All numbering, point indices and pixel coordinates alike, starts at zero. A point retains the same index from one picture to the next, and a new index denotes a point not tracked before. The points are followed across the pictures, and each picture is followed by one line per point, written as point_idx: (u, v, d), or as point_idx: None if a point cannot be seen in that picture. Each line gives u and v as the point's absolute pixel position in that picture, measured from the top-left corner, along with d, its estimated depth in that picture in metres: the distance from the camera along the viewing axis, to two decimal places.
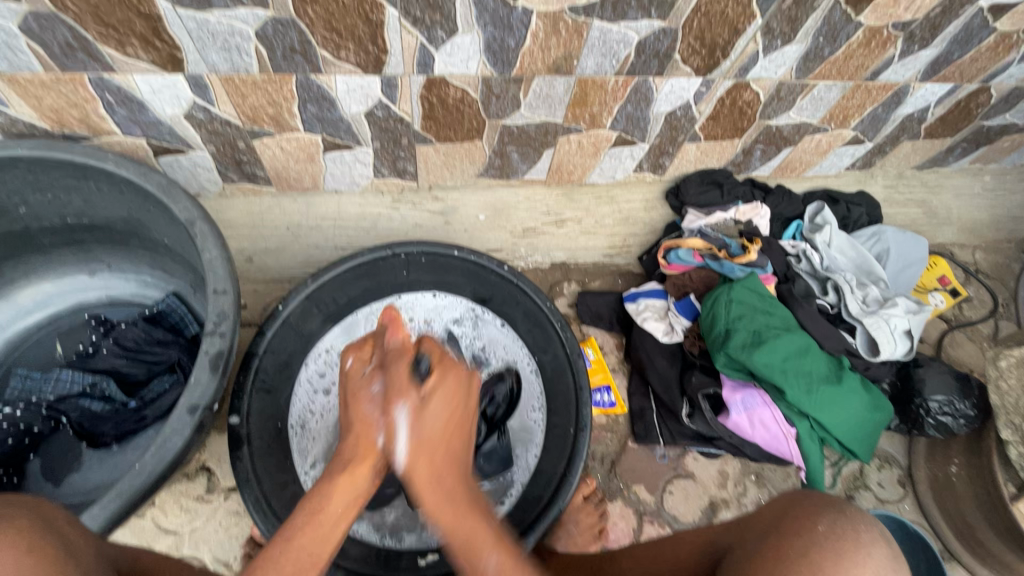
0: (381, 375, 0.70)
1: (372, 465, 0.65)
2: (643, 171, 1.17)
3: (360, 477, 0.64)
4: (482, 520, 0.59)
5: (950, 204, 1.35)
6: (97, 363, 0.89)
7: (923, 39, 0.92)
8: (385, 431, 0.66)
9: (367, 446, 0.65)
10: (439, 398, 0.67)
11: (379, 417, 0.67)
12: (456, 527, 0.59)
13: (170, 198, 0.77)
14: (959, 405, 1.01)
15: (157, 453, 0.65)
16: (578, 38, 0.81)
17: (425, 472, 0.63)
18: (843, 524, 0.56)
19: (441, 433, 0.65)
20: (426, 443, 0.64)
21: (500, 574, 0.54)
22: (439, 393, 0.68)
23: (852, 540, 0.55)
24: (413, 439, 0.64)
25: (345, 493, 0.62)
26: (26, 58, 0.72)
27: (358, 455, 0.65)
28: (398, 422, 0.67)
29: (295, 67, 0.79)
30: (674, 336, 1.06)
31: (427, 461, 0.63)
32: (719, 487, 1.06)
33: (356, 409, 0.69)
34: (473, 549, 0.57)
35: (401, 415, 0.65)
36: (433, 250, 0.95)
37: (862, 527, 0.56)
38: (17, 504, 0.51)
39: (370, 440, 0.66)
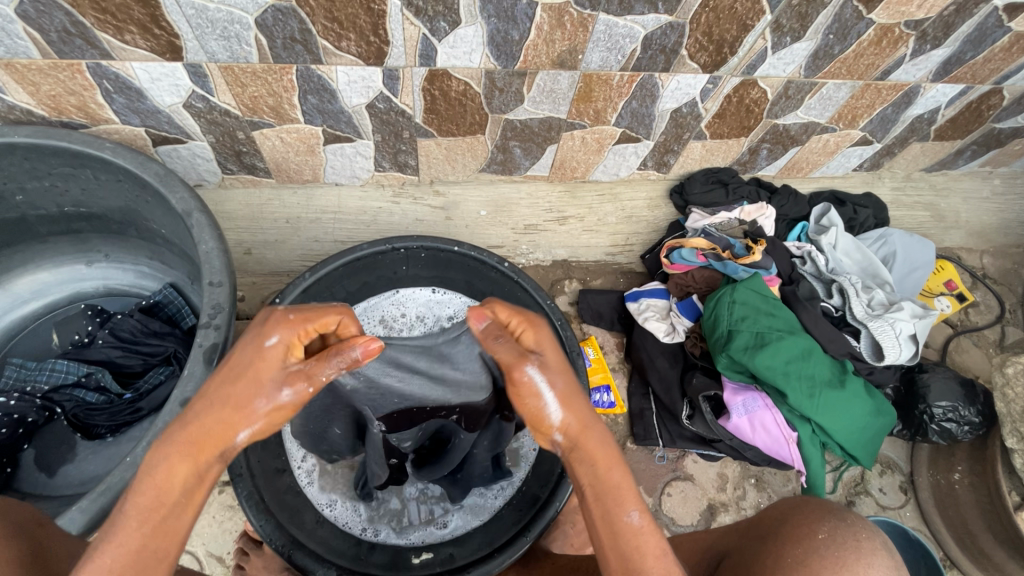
0: (299, 384, 0.52)
1: (213, 458, 0.51)
2: (647, 169, 1.16)
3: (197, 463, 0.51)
4: (614, 466, 0.57)
5: (958, 208, 1.34)
6: (92, 353, 0.88)
7: (936, 39, 0.90)
8: (253, 429, 0.52)
9: (225, 437, 0.51)
10: (548, 348, 0.59)
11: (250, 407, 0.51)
12: (600, 465, 0.56)
13: (167, 188, 0.76)
14: (964, 412, 1.01)
15: (150, 445, 0.64)
16: (583, 32, 0.79)
17: (576, 417, 0.58)
18: (843, 532, 0.54)
19: (570, 377, 0.59)
20: (569, 388, 0.59)
21: (644, 528, 0.54)
22: (549, 349, 0.59)
23: (851, 549, 0.53)
24: (557, 389, 0.57)
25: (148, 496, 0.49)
26: (23, 44, 0.71)
27: (207, 438, 0.51)
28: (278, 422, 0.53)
29: (296, 57, 0.77)
30: (676, 336, 1.04)
31: (573, 404, 0.58)
32: (718, 490, 1.05)
33: (237, 381, 0.51)
34: (619, 491, 0.55)
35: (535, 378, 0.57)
36: (433, 246, 0.91)
37: (863, 535, 0.54)
38: None
39: (230, 431, 0.51)
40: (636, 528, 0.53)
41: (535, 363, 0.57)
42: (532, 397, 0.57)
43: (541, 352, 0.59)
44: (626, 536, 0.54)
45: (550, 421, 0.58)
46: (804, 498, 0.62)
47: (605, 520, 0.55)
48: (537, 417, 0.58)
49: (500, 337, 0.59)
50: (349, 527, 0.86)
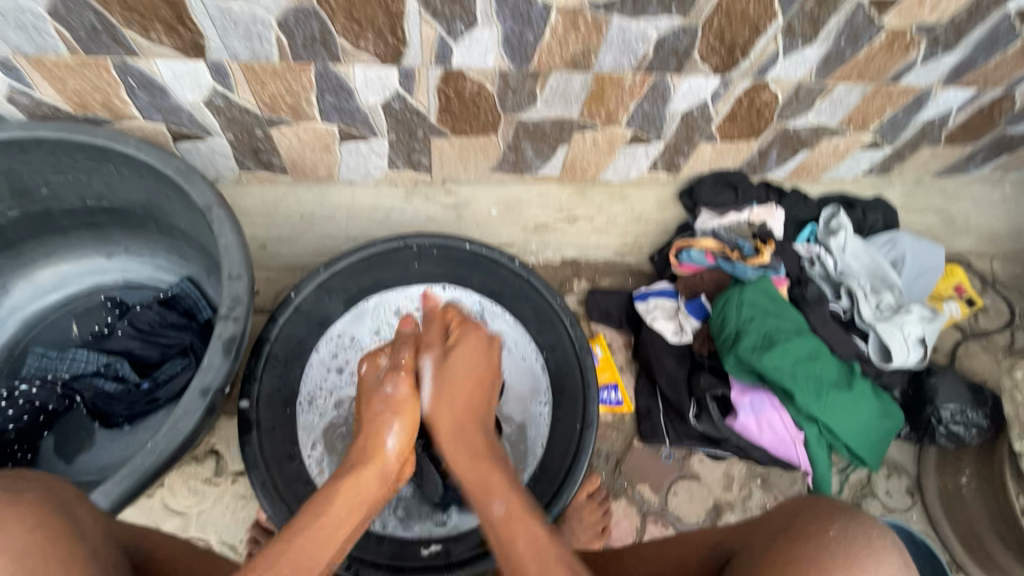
0: (395, 376, 0.78)
1: (380, 469, 0.70)
2: (657, 170, 1.17)
3: (366, 478, 0.68)
4: (492, 466, 0.69)
5: (968, 213, 1.34)
6: (112, 344, 0.90)
7: (948, 43, 0.90)
8: (396, 431, 0.73)
9: (378, 447, 0.72)
10: (460, 356, 0.80)
11: (388, 419, 0.75)
12: (476, 482, 0.68)
13: (189, 183, 0.78)
14: (972, 415, 1.01)
15: (170, 431, 0.66)
16: (597, 34, 0.80)
17: (441, 414, 0.76)
18: (854, 529, 0.55)
19: (468, 396, 0.78)
20: (448, 394, 0.77)
21: (506, 517, 0.63)
22: (461, 351, 0.80)
23: (862, 546, 0.54)
24: (438, 386, 0.77)
25: (351, 495, 0.65)
26: (52, 41, 0.73)
27: (369, 454, 0.71)
28: (408, 425, 0.75)
29: (315, 56, 0.79)
30: (684, 336, 1.05)
31: (443, 403, 0.76)
32: (724, 489, 1.05)
33: (369, 410, 0.76)
34: (488, 487, 0.67)
35: (427, 365, 0.79)
36: (445, 243, 0.95)
37: (874, 533, 0.55)
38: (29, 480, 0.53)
39: (380, 440, 0.72)
40: (498, 517, 0.63)
41: (433, 355, 0.79)
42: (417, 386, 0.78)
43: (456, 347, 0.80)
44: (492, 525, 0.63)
45: (422, 410, 0.77)
46: (815, 498, 0.62)
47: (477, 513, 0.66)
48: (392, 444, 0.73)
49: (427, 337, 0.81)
50: None
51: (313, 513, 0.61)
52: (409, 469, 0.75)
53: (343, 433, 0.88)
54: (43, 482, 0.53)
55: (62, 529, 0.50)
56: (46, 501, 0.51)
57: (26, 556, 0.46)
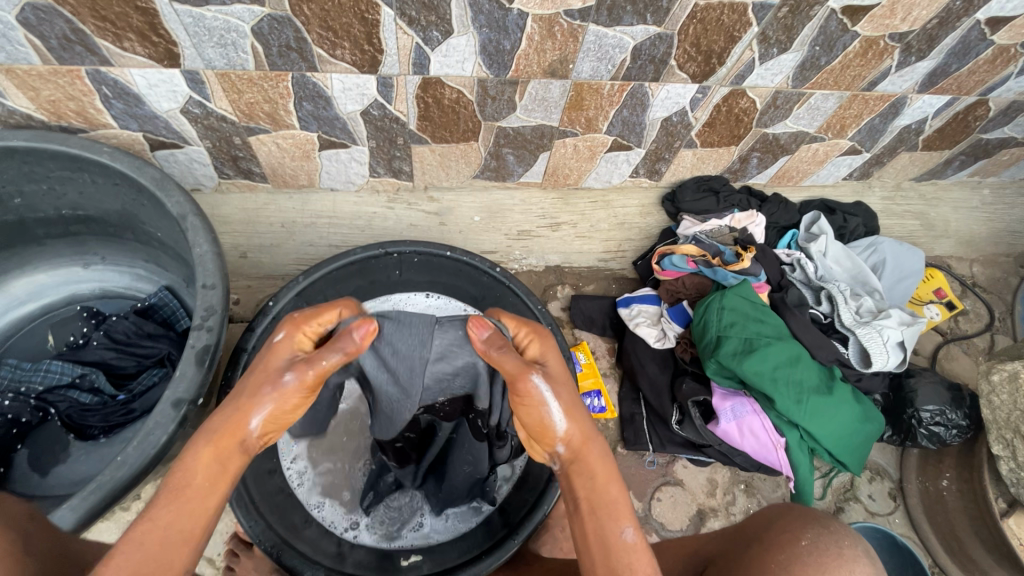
0: (300, 367, 0.56)
1: (234, 447, 0.56)
2: (640, 176, 1.18)
3: (224, 454, 0.56)
4: (613, 481, 0.59)
5: (947, 217, 1.35)
6: (86, 355, 0.88)
7: (920, 51, 0.92)
8: (265, 414, 0.56)
9: (237, 424, 0.56)
10: (552, 361, 0.64)
11: (263, 397, 0.56)
12: (602, 480, 0.59)
13: (163, 193, 0.77)
14: (951, 416, 1.02)
15: (140, 446, 0.65)
16: (573, 42, 0.81)
17: (579, 429, 0.60)
18: (826, 539, 0.55)
19: (573, 394, 0.62)
20: (572, 403, 0.61)
21: (636, 546, 0.55)
22: (551, 358, 0.64)
23: (833, 555, 0.54)
24: (564, 402, 0.60)
25: (217, 466, 0.56)
26: (24, 50, 0.73)
27: (228, 428, 0.56)
28: (286, 412, 0.58)
29: (291, 65, 0.79)
30: (666, 342, 1.05)
31: (576, 417, 0.60)
32: (708, 495, 1.05)
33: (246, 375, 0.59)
34: (613, 508, 0.57)
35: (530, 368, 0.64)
36: (427, 251, 0.94)
37: (844, 544, 0.55)
38: None
39: (242, 418, 0.56)
40: (630, 544, 0.55)
41: (540, 374, 0.60)
42: (535, 404, 0.59)
43: (544, 363, 0.64)
44: (616, 550, 0.55)
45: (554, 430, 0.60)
46: (788, 505, 0.62)
47: (597, 534, 0.56)
48: (541, 428, 0.60)
49: (502, 347, 0.61)
50: (333, 527, 0.86)
51: (171, 494, 0.53)
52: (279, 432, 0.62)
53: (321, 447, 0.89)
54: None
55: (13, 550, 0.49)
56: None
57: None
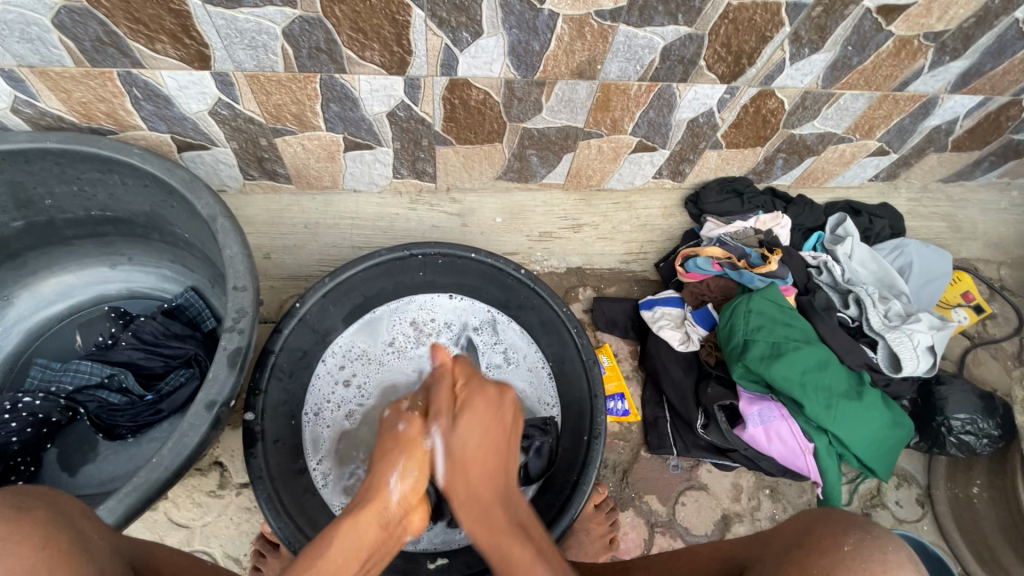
0: (408, 415, 0.76)
1: (378, 519, 0.64)
2: (663, 177, 1.17)
3: (366, 524, 0.63)
4: (514, 541, 0.64)
5: (975, 219, 1.33)
6: (115, 355, 0.89)
7: (955, 51, 0.90)
8: (399, 472, 0.69)
9: (379, 490, 0.67)
10: (470, 424, 0.71)
11: (394, 462, 0.70)
12: (501, 541, 0.64)
13: (193, 194, 0.77)
14: (982, 425, 0.99)
15: (175, 446, 0.65)
16: (603, 43, 0.80)
17: (482, 482, 0.69)
18: (871, 545, 0.52)
19: (478, 453, 0.70)
20: (472, 461, 0.70)
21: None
22: (470, 413, 0.72)
23: (880, 561, 0.50)
24: (450, 457, 0.70)
25: (348, 540, 0.61)
26: (57, 52, 0.73)
27: (369, 499, 0.66)
28: (415, 468, 0.70)
29: (320, 66, 0.79)
30: (691, 345, 1.04)
31: (477, 472, 0.69)
32: (733, 500, 1.04)
33: (379, 451, 0.73)
34: (513, 565, 0.62)
35: (436, 439, 0.71)
36: (450, 253, 0.93)
37: (890, 551, 0.51)
38: (34, 495, 0.52)
39: (383, 483, 0.68)
40: None
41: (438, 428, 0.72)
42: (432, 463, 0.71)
43: (456, 422, 0.71)
44: None
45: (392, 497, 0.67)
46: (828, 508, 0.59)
47: None
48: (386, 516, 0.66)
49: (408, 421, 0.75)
50: None
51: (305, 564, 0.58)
52: (417, 520, 0.68)
53: (346, 445, 0.91)
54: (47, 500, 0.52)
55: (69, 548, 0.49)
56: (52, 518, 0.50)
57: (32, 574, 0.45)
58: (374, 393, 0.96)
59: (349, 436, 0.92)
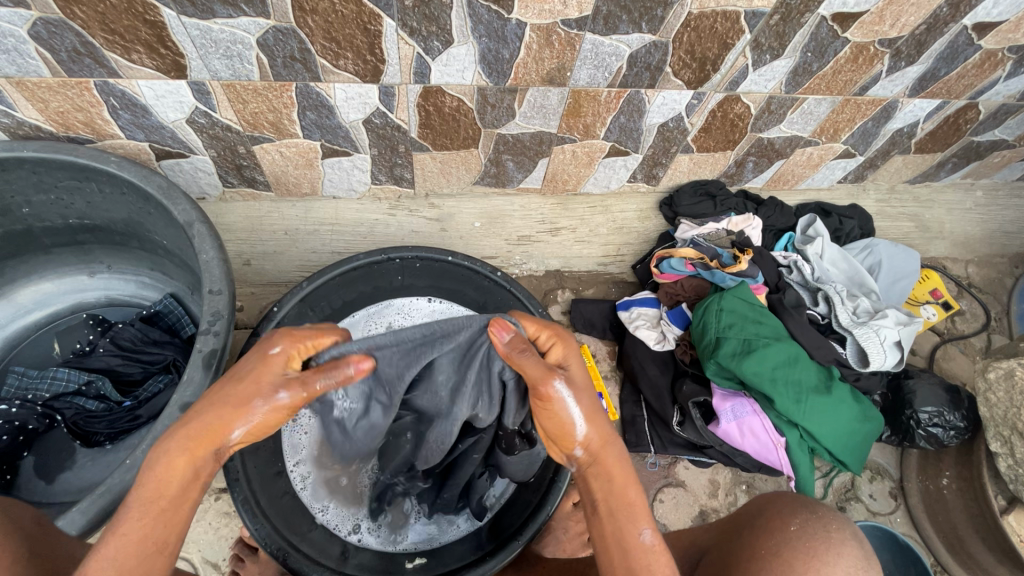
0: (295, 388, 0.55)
1: (211, 457, 0.55)
2: (637, 181, 1.19)
3: (198, 459, 0.55)
4: (630, 485, 0.61)
5: (942, 219, 1.37)
6: (93, 362, 0.90)
7: (910, 56, 0.94)
8: (244, 424, 0.55)
9: (216, 431, 0.55)
10: (575, 369, 0.63)
11: (250, 409, 0.54)
12: (619, 480, 0.61)
13: (170, 201, 0.79)
14: (949, 417, 1.02)
15: (149, 448, 0.65)
16: (571, 51, 0.83)
17: (599, 435, 0.61)
18: (814, 523, 0.56)
19: (594, 395, 0.63)
20: (594, 406, 0.62)
21: (655, 547, 0.57)
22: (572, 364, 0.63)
23: (823, 538, 0.55)
24: (583, 407, 0.60)
25: (179, 475, 0.54)
26: (34, 63, 0.74)
27: (201, 435, 0.54)
28: (270, 422, 0.56)
29: (295, 75, 0.81)
30: (666, 344, 1.07)
31: (597, 421, 0.61)
32: (709, 496, 1.06)
33: (236, 387, 0.55)
34: (634, 510, 0.59)
35: (562, 393, 0.59)
36: (428, 256, 0.95)
37: (832, 527, 0.56)
38: None
39: (221, 427, 0.55)
40: (646, 545, 0.57)
41: (563, 377, 0.59)
42: (557, 410, 0.60)
43: (567, 367, 0.63)
44: (636, 552, 0.57)
45: (575, 434, 0.61)
46: (777, 493, 0.64)
47: (615, 533, 0.59)
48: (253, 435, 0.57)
49: (526, 350, 0.59)
50: (336, 530, 0.86)
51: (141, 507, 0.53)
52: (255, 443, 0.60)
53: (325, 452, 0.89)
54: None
55: None
56: None
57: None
58: None
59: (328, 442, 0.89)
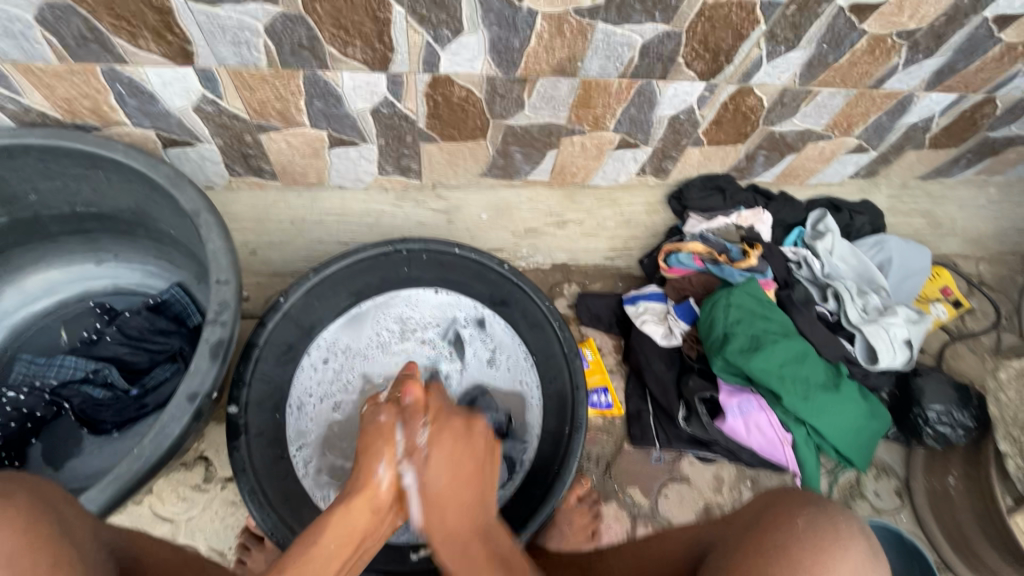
0: (392, 409, 0.76)
1: (371, 501, 0.67)
2: (646, 174, 1.19)
3: (358, 510, 0.66)
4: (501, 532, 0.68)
5: (954, 215, 1.35)
6: (101, 350, 0.90)
7: (928, 49, 0.92)
8: (388, 462, 0.70)
9: (368, 479, 0.69)
10: (440, 460, 0.70)
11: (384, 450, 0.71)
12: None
13: (177, 189, 0.78)
14: (958, 415, 1.02)
15: (156, 437, 0.66)
16: (582, 40, 0.81)
17: (445, 500, 0.69)
18: (822, 518, 0.56)
19: (456, 492, 0.69)
20: (450, 488, 0.69)
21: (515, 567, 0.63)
22: (440, 454, 0.71)
23: (831, 533, 0.55)
24: (428, 490, 0.69)
25: (342, 527, 0.63)
26: (40, 49, 0.74)
27: (362, 490, 0.68)
28: (402, 455, 0.71)
29: (303, 62, 0.80)
30: (673, 340, 1.06)
31: (443, 500, 0.69)
32: (714, 492, 1.06)
33: (366, 442, 0.74)
34: (500, 560, 0.64)
35: (406, 471, 0.70)
36: (435, 248, 0.95)
37: (840, 521, 0.56)
38: (19, 482, 0.52)
39: (371, 474, 0.69)
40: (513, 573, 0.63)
41: (411, 462, 0.70)
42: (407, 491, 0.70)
43: (441, 440, 0.72)
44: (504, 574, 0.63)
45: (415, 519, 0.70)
46: (781, 489, 0.64)
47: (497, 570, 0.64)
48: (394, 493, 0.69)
49: (408, 421, 0.74)
50: None
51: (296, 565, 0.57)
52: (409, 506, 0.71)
53: (333, 441, 0.93)
54: (32, 484, 0.52)
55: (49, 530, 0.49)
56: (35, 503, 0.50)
57: (15, 559, 0.45)
58: (356, 387, 0.98)
59: (335, 432, 0.94)
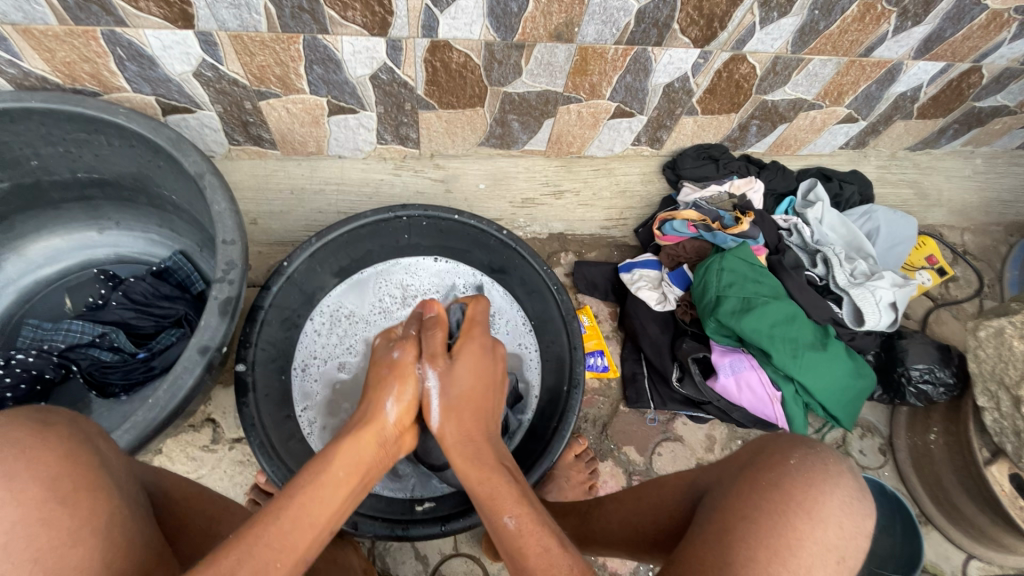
0: (406, 345, 0.76)
1: (376, 435, 0.66)
2: (641, 144, 1.20)
3: (365, 441, 0.64)
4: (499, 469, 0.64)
5: (940, 186, 1.39)
6: (107, 315, 0.92)
7: (917, 16, 0.94)
8: (395, 396, 0.70)
9: (374, 416, 0.68)
10: (464, 364, 0.74)
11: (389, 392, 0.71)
12: (486, 499, 0.60)
13: (179, 152, 0.79)
14: (940, 374, 1.06)
15: (171, 388, 0.68)
16: (579, 6, 0.82)
17: (467, 395, 0.72)
18: (814, 457, 0.59)
19: (474, 392, 0.73)
20: (468, 392, 0.72)
21: (520, 529, 0.55)
22: (465, 359, 0.75)
23: (821, 470, 0.58)
24: (450, 394, 0.71)
25: (351, 457, 0.61)
26: (40, 10, 0.74)
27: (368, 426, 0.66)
28: (409, 392, 0.72)
29: (303, 27, 0.80)
30: (667, 305, 1.09)
31: (456, 409, 0.70)
32: (706, 450, 1.10)
33: (373, 378, 0.74)
34: (495, 501, 0.59)
35: (431, 377, 0.73)
36: (435, 215, 0.95)
37: (831, 460, 0.60)
38: (57, 410, 0.54)
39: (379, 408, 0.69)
40: (511, 530, 0.55)
41: (439, 367, 0.74)
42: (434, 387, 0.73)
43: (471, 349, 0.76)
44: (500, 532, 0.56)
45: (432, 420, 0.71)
46: (777, 432, 0.67)
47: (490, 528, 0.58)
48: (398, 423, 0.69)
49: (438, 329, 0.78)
50: None
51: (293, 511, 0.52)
52: (407, 439, 0.72)
53: (337, 403, 0.96)
54: (66, 415, 0.54)
55: (87, 458, 0.51)
56: (72, 431, 0.52)
57: (56, 481, 0.48)
58: (359, 351, 1.00)
59: (338, 394, 0.97)
